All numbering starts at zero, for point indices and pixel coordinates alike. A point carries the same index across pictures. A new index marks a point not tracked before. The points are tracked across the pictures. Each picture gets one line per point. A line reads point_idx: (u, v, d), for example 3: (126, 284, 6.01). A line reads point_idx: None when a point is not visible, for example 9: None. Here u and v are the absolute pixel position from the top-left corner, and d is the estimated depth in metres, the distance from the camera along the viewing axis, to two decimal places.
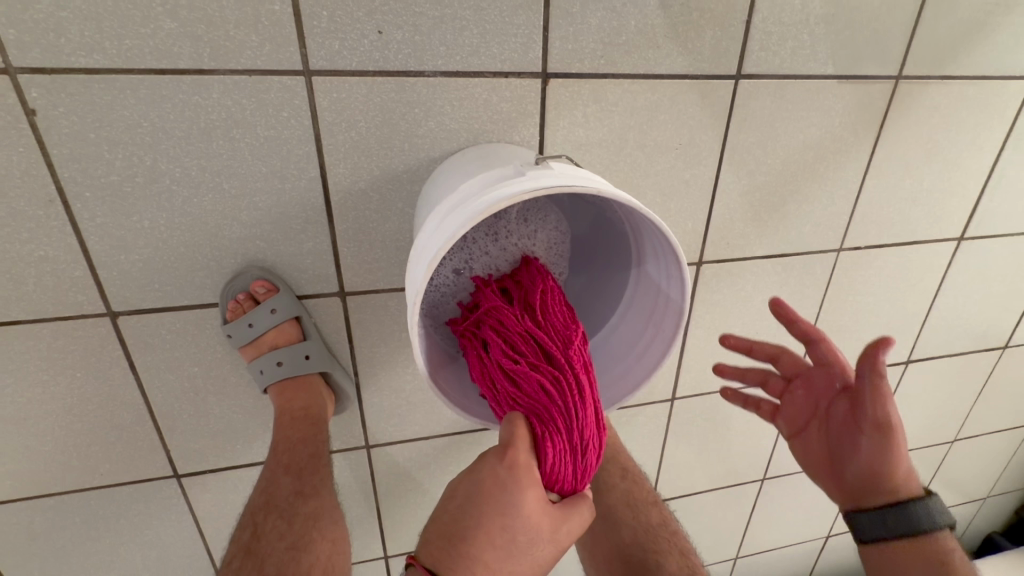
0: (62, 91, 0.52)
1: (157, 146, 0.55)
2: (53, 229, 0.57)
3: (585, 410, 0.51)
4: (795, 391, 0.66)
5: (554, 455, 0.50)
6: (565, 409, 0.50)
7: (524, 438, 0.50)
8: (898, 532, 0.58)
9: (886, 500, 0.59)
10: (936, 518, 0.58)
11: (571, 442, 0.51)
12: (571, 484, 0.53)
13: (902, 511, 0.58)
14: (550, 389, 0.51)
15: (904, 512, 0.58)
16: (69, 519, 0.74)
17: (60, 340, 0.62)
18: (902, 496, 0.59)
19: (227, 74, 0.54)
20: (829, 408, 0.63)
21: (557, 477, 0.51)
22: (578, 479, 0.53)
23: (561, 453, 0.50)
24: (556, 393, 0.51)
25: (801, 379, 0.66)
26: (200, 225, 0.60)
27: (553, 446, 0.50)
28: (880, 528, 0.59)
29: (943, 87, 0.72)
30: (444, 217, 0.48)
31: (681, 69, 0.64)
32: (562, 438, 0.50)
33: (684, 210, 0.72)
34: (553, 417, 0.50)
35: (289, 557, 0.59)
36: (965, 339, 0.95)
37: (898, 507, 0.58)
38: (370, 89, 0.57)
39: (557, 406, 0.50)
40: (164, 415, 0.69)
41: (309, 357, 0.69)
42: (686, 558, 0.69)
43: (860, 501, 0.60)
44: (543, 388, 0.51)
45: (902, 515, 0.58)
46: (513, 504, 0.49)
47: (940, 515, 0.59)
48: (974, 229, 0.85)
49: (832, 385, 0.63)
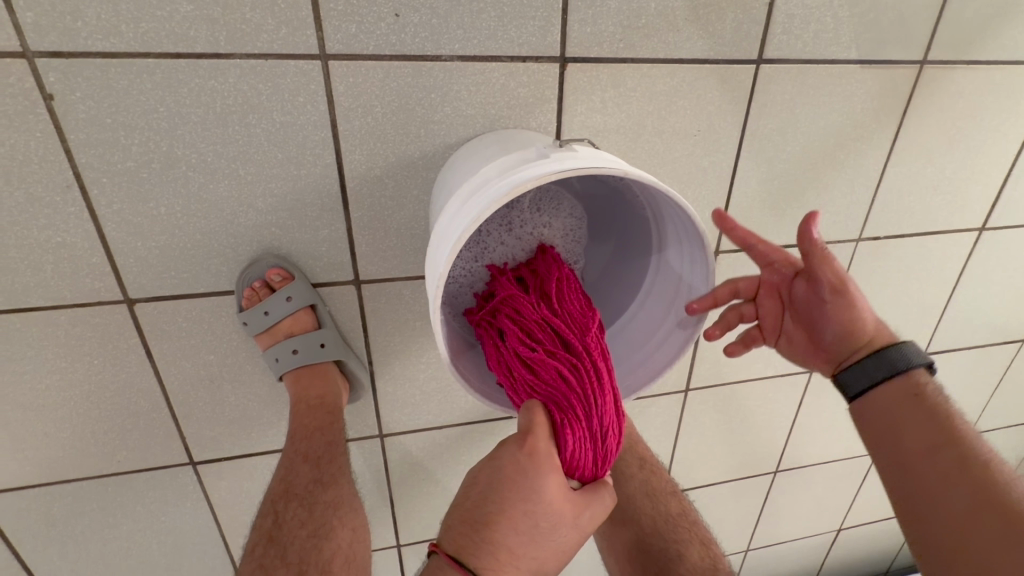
0: (79, 75, 0.51)
1: (174, 132, 0.55)
2: (70, 216, 0.57)
3: (603, 396, 0.50)
4: (764, 301, 0.64)
5: (574, 442, 0.50)
6: (585, 396, 0.50)
7: (542, 426, 0.49)
8: (882, 375, 0.56)
9: (866, 350, 0.58)
10: (910, 357, 0.55)
11: (591, 430, 0.50)
12: (592, 471, 0.52)
13: (882, 356, 0.56)
14: (568, 375, 0.50)
15: (884, 355, 0.56)
16: (87, 506, 0.74)
17: (77, 327, 0.62)
18: (881, 342, 0.58)
19: (243, 59, 0.53)
20: (792, 296, 0.62)
21: (577, 464, 0.51)
22: (598, 465, 0.52)
23: (582, 441, 0.50)
24: (575, 379, 0.50)
25: (762, 286, 0.64)
26: (216, 212, 0.60)
27: (573, 434, 0.49)
28: (864, 378, 0.56)
29: (968, 73, 0.70)
30: (464, 201, 0.47)
31: (702, 53, 0.63)
32: (582, 425, 0.49)
33: (702, 197, 0.71)
34: (573, 404, 0.49)
35: (311, 545, 0.59)
36: (985, 331, 0.94)
37: (875, 354, 0.56)
38: (387, 73, 0.57)
39: (576, 394, 0.50)
40: (181, 403, 0.70)
41: (324, 345, 0.69)
42: (707, 548, 0.70)
43: (844, 363, 0.59)
44: (561, 374, 0.51)
45: (882, 358, 0.56)
46: (535, 490, 0.48)
47: (922, 358, 0.55)
48: (997, 218, 0.83)
49: (787, 276, 0.62)
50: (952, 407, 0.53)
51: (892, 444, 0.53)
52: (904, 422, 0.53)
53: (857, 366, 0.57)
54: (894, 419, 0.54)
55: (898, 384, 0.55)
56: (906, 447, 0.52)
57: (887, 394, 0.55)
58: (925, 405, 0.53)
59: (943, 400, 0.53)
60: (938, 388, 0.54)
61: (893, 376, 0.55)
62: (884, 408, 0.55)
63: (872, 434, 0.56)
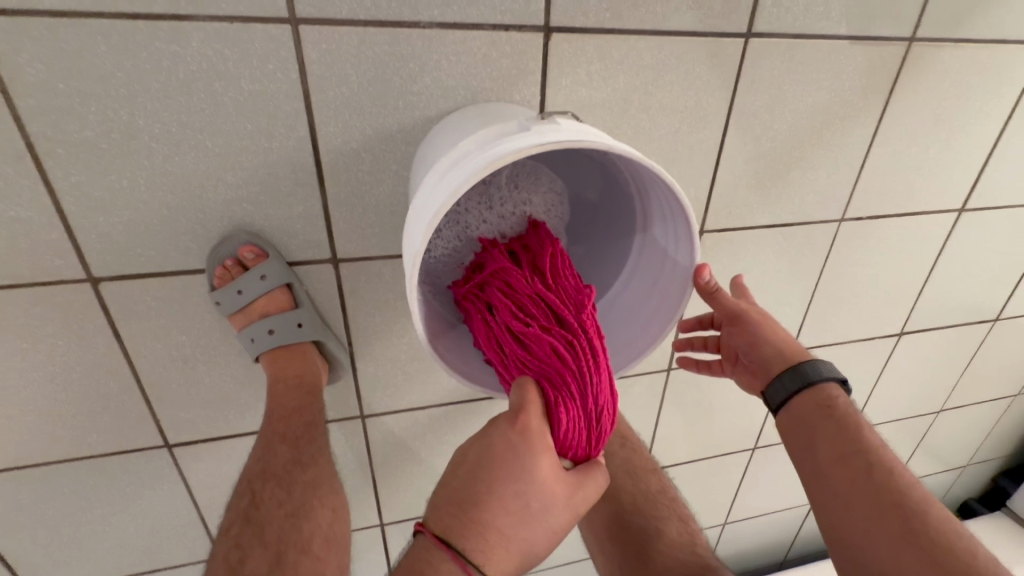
0: (26, 36, 0.47)
1: (134, 100, 0.52)
2: (25, 189, 0.53)
3: (598, 374, 0.49)
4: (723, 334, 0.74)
5: (568, 420, 0.49)
6: (580, 374, 0.49)
7: (535, 405, 0.49)
8: (799, 387, 0.64)
9: (782, 364, 0.65)
10: (824, 373, 0.64)
11: (584, 408, 0.49)
12: (585, 450, 0.51)
13: (798, 370, 0.64)
14: (564, 352, 0.49)
15: (800, 370, 0.64)
16: (58, 490, 0.72)
17: (37, 306, 0.59)
18: (796, 359, 0.66)
19: (207, 21, 0.50)
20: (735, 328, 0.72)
21: (570, 443, 0.50)
22: (592, 445, 0.51)
23: (576, 419, 0.49)
24: (570, 356, 0.49)
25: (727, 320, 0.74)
26: (183, 185, 0.57)
27: (567, 412, 0.48)
28: (785, 391, 0.65)
29: (957, 51, 0.70)
30: (443, 174, 0.46)
31: (690, 25, 0.61)
32: (575, 403, 0.48)
33: (687, 175, 0.70)
34: (567, 381, 0.48)
35: (289, 525, 0.58)
36: (959, 311, 0.96)
37: (791, 369, 0.65)
38: (362, 40, 0.54)
39: (571, 371, 0.49)
40: (153, 384, 0.68)
41: (301, 326, 0.67)
42: (686, 524, 0.72)
43: (768, 378, 0.67)
44: (555, 351, 0.50)
45: (795, 372, 0.64)
46: (528, 468, 0.47)
47: (833, 375, 0.64)
48: (976, 200, 0.84)
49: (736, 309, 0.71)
50: (858, 416, 0.62)
51: (811, 453, 0.62)
52: (821, 433, 0.61)
53: (778, 379, 0.65)
54: (813, 431, 0.62)
55: (813, 397, 0.63)
56: (823, 454, 0.61)
57: (806, 406, 0.63)
58: (837, 417, 0.61)
59: (850, 410, 0.62)
60: (847, 400, 0.63)
61: (805, 390, 0.64)
62: (804, 420, 0.63)
63: (794, 443, 0.64)
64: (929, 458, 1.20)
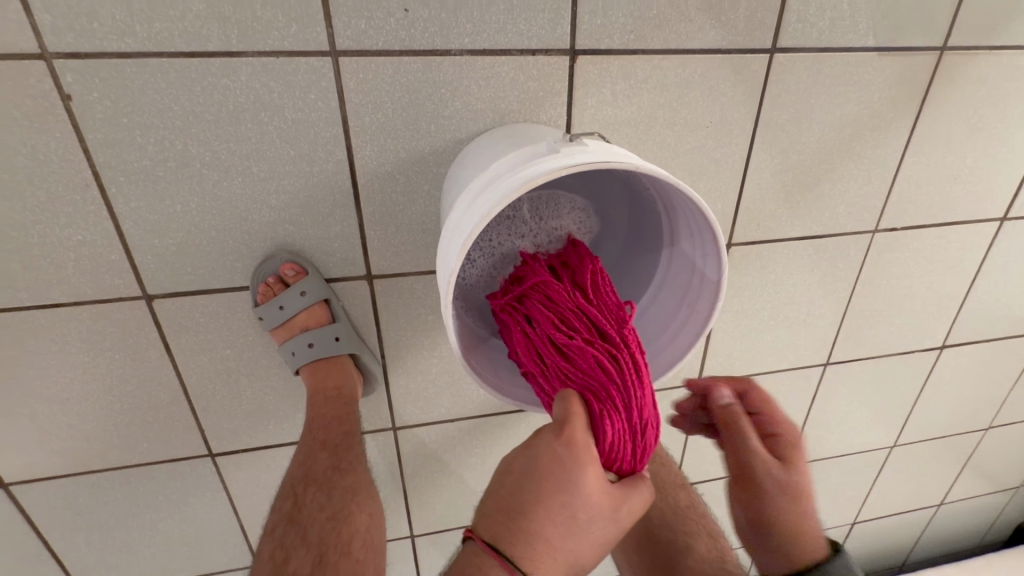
0: (96, 76, 0.52)
1: (188, 131, 0.56)
2: (90, 214, 0.58)
3: (642, 388, 0.50)
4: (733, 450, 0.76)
5: (614, 433, 0.49)
6: (624, 387, 0.50)
7: (580, 417, 0.49)
8: None
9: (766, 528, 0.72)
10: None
11: (629, 421, 0.50)
12: (630, 464, 0.51)
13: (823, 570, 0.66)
14: (608, 365, 0.50)
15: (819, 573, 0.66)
16: (112, 495, 0.76)
17: (97, 322, 0.64)
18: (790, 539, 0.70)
19: (255, 57, 0.54)
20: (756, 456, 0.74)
21: (615, 456, 0.50)
22: (636, 459, 0.51)
23: (621, 432, 0.49)
24: (614, 370, 0.50)
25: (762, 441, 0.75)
26: (230, 208, 0.60)
27: (612, 424, 0.49)
28: None
29: (991, 59, 0.69)
30: (477, 195, 0.48)
31: (715, 43, 0.62)
32: (620, 416, 0.49)
33: (714, 189, 0.70)
34: (611, 394, 0.49)
35: (330, 528, 0.60)
36: (1005, 323, 0.92)
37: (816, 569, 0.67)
38: (396, 68, 0.57)
39: (615, 384, 0.50)
40: (199, 396, 0.71)
41: (339, 339, 0.70)
42: (714, 540, 0.72)
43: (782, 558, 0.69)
44: (599, 364, 0.50)
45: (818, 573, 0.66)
46: (576, 482, 0.47)
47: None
48: (1019, 208, 0.81)
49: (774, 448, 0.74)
50: None
51: None
52: None
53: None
54: None
55: None
56: None
57: None
58: None
59: None
60: None
61: None
62: None
63: None
64: (977, 478, 1.14)
